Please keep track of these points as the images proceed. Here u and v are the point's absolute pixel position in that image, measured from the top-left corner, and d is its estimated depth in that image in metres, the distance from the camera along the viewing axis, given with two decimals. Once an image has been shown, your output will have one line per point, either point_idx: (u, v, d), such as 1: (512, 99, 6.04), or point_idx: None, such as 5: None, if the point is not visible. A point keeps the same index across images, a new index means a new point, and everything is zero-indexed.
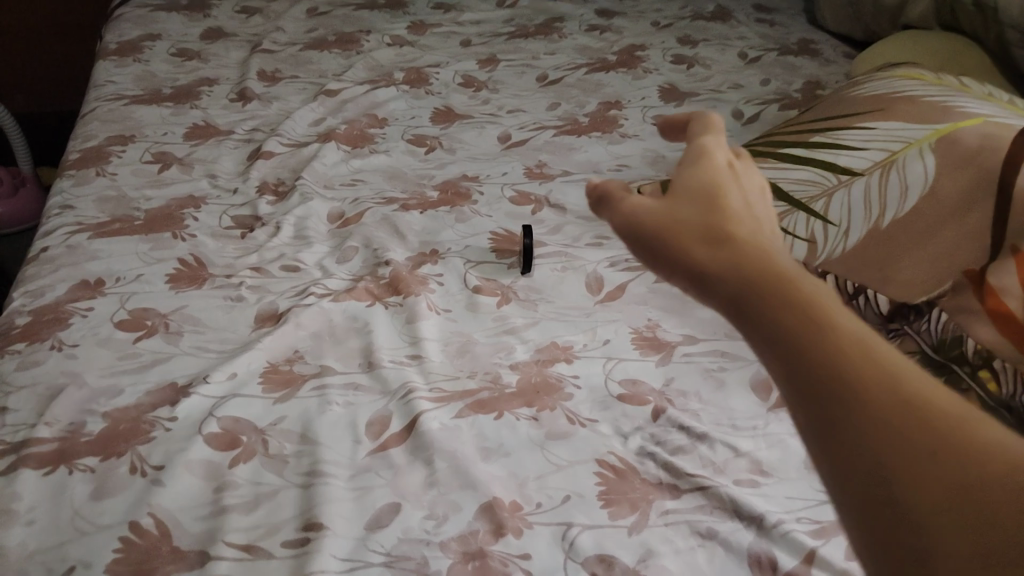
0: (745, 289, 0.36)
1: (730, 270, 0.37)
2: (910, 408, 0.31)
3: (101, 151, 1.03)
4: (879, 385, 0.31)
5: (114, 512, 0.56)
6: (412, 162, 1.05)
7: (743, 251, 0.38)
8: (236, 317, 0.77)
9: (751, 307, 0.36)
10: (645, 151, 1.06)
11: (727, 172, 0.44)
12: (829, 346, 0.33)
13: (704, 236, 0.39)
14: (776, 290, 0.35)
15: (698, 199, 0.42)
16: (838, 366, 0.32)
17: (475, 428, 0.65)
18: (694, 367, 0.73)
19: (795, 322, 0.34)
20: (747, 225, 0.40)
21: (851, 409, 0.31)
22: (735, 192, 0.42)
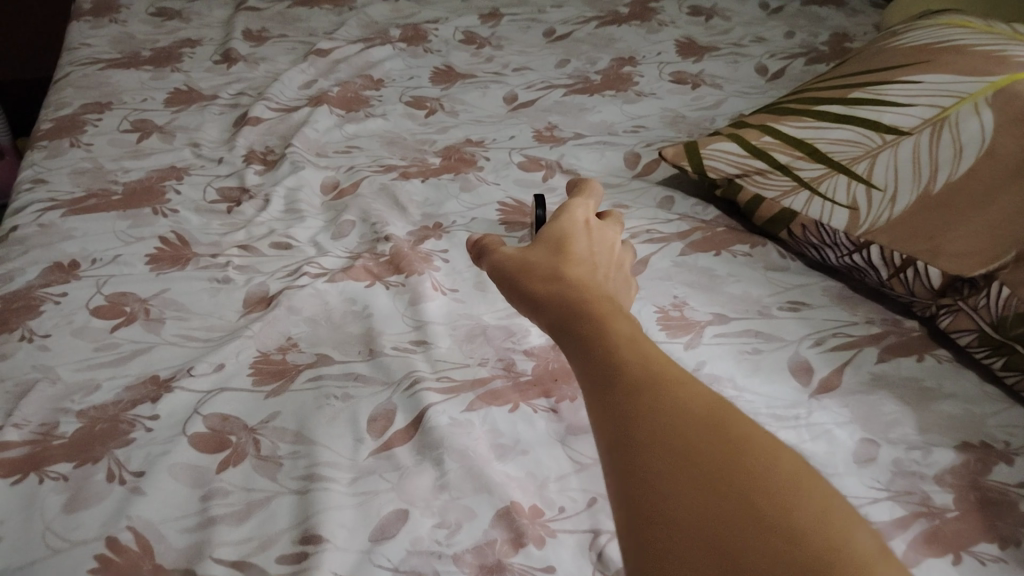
0: (554, 300, 0.48)
1: (546, 288, 0.49)
2: (655, 394, 0.38)
3: (75, 120, 0.95)
4: (632, 369, 0.40)
5: (88, 525, 0.50)
6: (412, 127, 0.97)
7: (561, 275, 0.50)
8: (223, 301, 0.70)
9: (552, 312, 0.48)
10: (663, 111, 0.98)
11: (577, 228, 0.57)
12: (604, 339, 0.43)
13: (540, 267, 0.52)
14: (577, 297, 0.47)
15: (546, 246, 0.54)
16: (604, 354, 0.42)
17: (488, 422, 0.59)
18: (726, 350, 0.67)
19: (575, 317, 0.45)
20: (574, 260, 0.52)
21: (611, 391, 0.39)
22: (578, 235, 0.56)
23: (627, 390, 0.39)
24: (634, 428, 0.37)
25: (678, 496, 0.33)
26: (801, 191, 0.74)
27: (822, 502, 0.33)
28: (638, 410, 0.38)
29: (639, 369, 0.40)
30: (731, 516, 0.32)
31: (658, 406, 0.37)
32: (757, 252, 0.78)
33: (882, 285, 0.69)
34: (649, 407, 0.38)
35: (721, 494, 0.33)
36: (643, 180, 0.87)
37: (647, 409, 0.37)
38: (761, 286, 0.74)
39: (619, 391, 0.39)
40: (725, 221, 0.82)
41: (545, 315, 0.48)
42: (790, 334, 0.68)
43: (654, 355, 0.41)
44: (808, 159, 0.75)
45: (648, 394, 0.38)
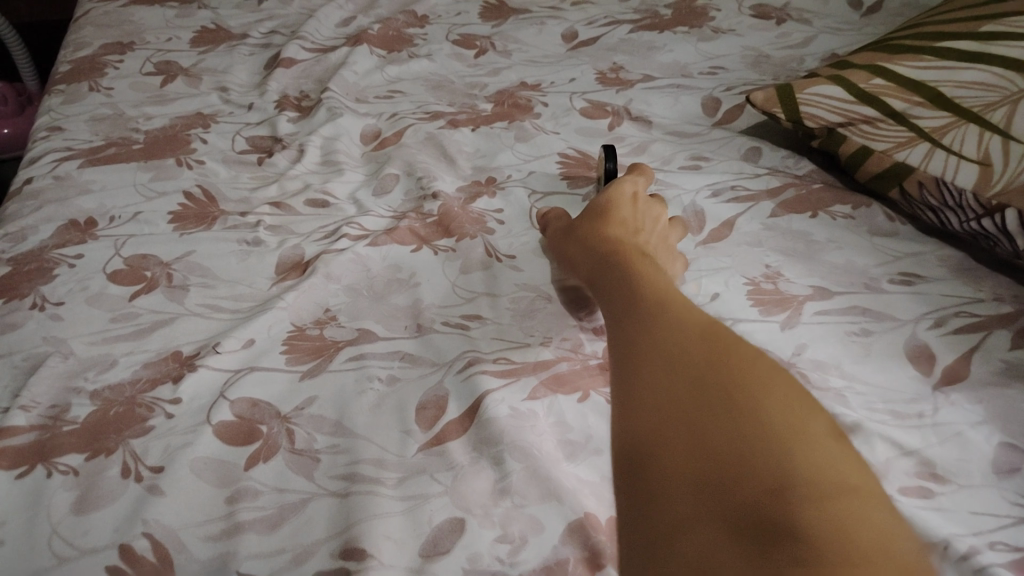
0: (592, 256, 0.53)
1: (588, 246, 0.54)
2: (660, 310, 0.43)
3: (95, 61, 0.87)
4: (644, 298, 0.45)
5: (99, 530, 0.44)
6: (460, 68, 0.87)
7: (601, 235, 0.54)
8: (253, 266, 0.62)
9: (590, 266, 0.53)
10: (744, 50, 0.87)
11: (625, 194, 0.60)
12: (627, 278, 0.48)
13: (586, 230, 0.56)
14: (610, 252, 0.52)
15: (595, 212, 0.58)
16: (625, 288, 0.47)
17: (554, 413, 0.51)
18: (830, 330, 0.57)
19: (609, 266, 0.51)
20: (616, 223, 0.56)
21: (625, 313, 0.45)
22: (626, 199, 0.59)
23: (638, 313, 0.44)
24: (641, 338, 0.42)
25: (669, 399, 0.37)
26: (919, 143, 0.63)
27: (792, 397, 0.36)
28: (642, 326, 0.43)
29: (649, 297, 0.45)
30: (708, 405, 0.36)
31: (661, 323, 0.42)
32: (860, 214, 0.67)
33: (1015, 257, 0.58)
34: (655, 321, 0.43)
35: (704, 396, 0.37)
36: (725, 129, 0.77)
37: (654, 324, 0.42)
38: (867, 255, 0.63)
39: (631, 314, 0.45)
40: (821, 177, 0.71)
41: (584, 266, 0.54)
42: (906, 312, 0.58)
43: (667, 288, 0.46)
44: (928, 106, 0.64)
45: (656, 313, 0.43)
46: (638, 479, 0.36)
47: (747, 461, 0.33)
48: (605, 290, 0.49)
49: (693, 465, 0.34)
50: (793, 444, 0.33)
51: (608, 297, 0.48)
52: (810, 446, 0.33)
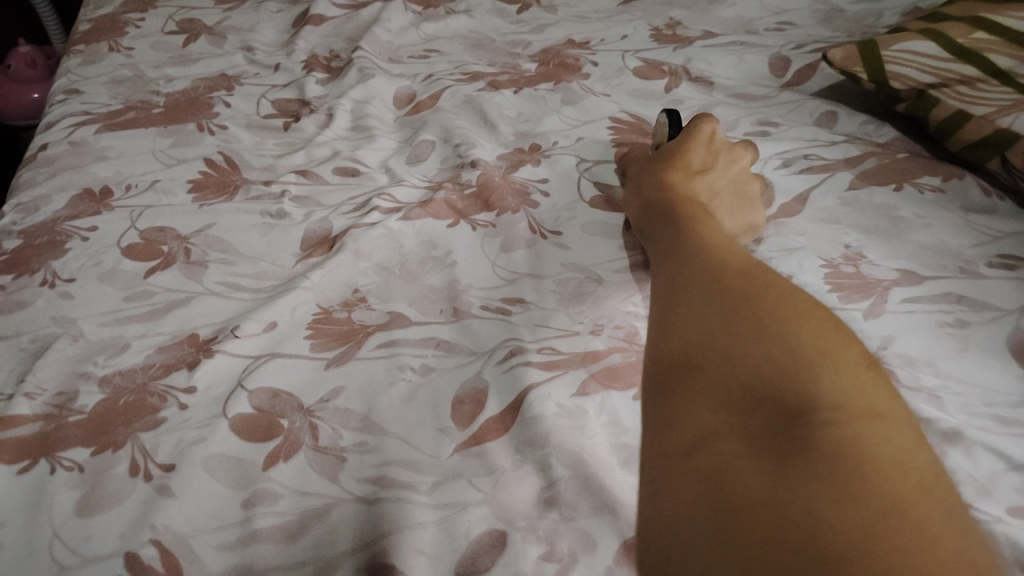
0: (647, 203, 0.51)
1: (647, 192, 0.52)
2: (707, 248, 0.42)
3: (116, 20, 0.82)
4: (692, 236, 0.44)
5: (104, 535, 0.40)
6: (501, 25, 0.81)
7: (663, 181, 0.51)
8: (277, 241, 0.58)
9: (645, 212, 0.51)
10: (815, 5, 0.79)
11: (703, 138, 0.55)
12: (681, 222, 0.46)
13: (647, 175, 0.53)
14: (669, 201, 0.49)
15: (663, 157, 0.54)
16: (676, 230, 0.46)
17: (606, 411, 0.45)
18: (922, 320, 0.50)
19: (667, 213, 0.49)
20: (680, 169, 0.52)
21: (672, 250, 0.44)
22: (703, 146, 0.55)
23: (686, 251, 0.43)
24: (683, 272, 0.41)
25: (706, 322, 0.36)
26: None
27: (827, 333, 0.35)
28: (686, 261, 0.42)
29: (700, 236, 0.44)
30: (741, 329, 0.35)
31: (707, 259, 0.41)
32: (952, 188, 0.60)
33: None
34: (699, 257, 0.42)
35: (739, 320, 0.36)
36: (795, 92, 0.69)
37: (698, 259, 0.41)
38: (962, 233, 0.56)
39: (677, 250, 0.44)
40: (906, 146, 0.63)
41: (638, 211, 0.52)
42: (1010, 300, 0.51)
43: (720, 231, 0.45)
44: None
45: (702, 249, 0.42)
46: (666, 397, 0.34)
47: (773, 379, 0.32)
48: (657, 234, 0.48)
49: (720, 378, 0.33)
50: (823, 367, 0.32)
51: (659, 240, 0.47)
52: (839, 373, 0.32)
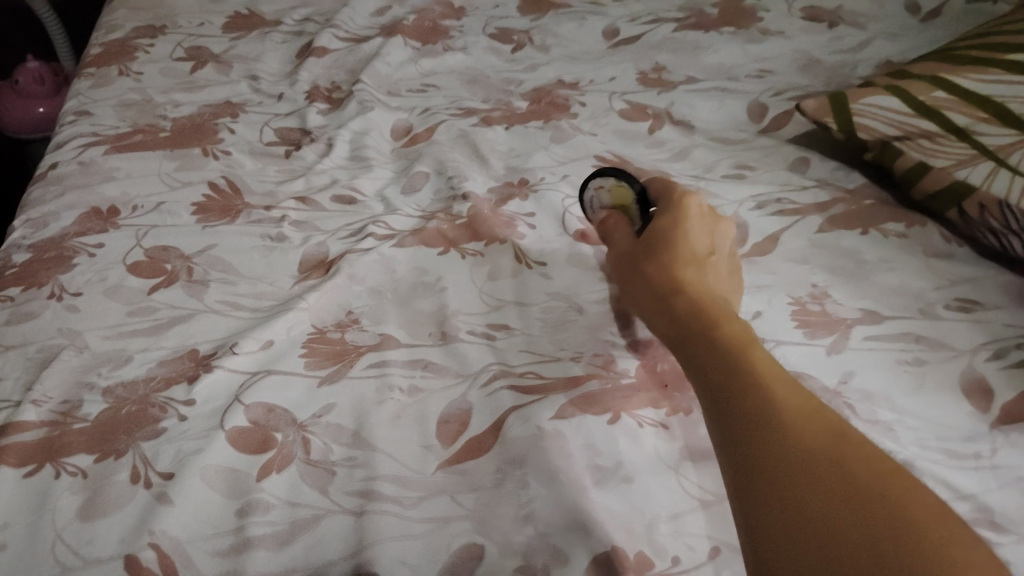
0: (655, 292, 0.47)
1: (654, 278, 0.48)
2: (755, 372, 0.39)
3: (126, 45, 0.86)
4: (718, 331, 0.42)
5: (105, 540, 0.42)
6: (496, 63, 0.84)
7: (671, 269, 0.48)
8: (275, 263, 0.60)
9: (653, 304, 0.47)
10: (795, 53, 0.83)
11: (698, 215, 0.52)
12: (703, 315, 0.43)
13: (652, 262, 0.50)
14: (681, 290, 0.46)
15: (661, 240, 0.51)
16: (695, 325, 0.43)
17: (582, 434, 0.47)
18: (881, 357, 0.53)
19: (680, 303, 0.45)
20: (688, 260, 0.49)
21: (697, 353, 0.42)
22: (698, 224, 0.52)
23: (716, 351, 0.41)
24: (724, 381, 0.39)
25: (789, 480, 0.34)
26: (983, 161, 0.59)
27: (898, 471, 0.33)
28: (719, 366, 0.40)
29: (728, 331, 0.42)
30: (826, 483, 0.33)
31: (744, 361, 0.39)
32: (915, 233, 0.63)
33: None
34: (733, 359, 0.40)
35: (820, 473, 0.34)
36: (771, 137, 0.73)
37: (733, 364, 0.39)
38: (922, 277, 0.60)
39: (704, 352, 0.41)
40: (873, 191, 0.67)
41: (644, 302, 0.48)
42: (964, 342, 0.54)
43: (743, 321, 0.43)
44: (994, 122, 0.60)
45: (733, 350, 0.40)
46: (759, 543, 0.33)
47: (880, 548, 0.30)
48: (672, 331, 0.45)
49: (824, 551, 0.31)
50: (921, 524, 0.31)
51: (677, 339, 0.44)
52: (938, 529, 0.31)
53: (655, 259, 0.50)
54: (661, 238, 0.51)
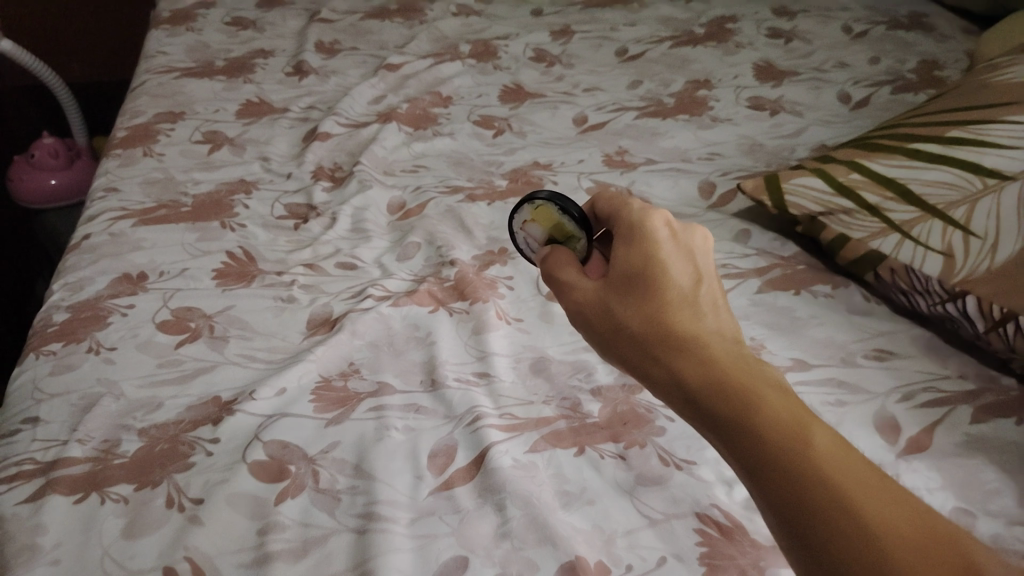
0: (647, 353, 0.44)
1: (642, 334, 0.45)
2: (784, 429, 0.37)
3: (149, 129, 0.96)
4: (735, 398, 0.39)
5: (146, 554, 0.50)
6: (480, 146, 0.96)
7: (660, 320, 0.45)
8: (286, 322, 0.69)
9: (648, 365, 0.44)
10: (741, 138, 0.95)
11: (670, 240, 0.49)
12: (714, 377, 0.41)
13: (633, 310, 0.46)
14: (681, 349, 0.43)
15: (639, 282, 0.47)
16: (710, 393, 0.40)
17: (552, 465, 0.57)
18: (808, 399, 0.62)
19: (685, 368, 0.42)
20: (677, 304, 0.45)
21: (718, 425, 0.39)
22: (674, 252, 0.48)
23: (737, 422, 0.38)
24: (762, 460, 0.37)
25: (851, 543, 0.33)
26: (891, 233, 0.70)
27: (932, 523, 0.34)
28: (750, 440, 0.38)
29: (748, 395, 0.39)
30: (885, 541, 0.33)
31: (774, 430, 0.37)
32: (840, 294, 0.74)
33: (976, 338, 0.65)
34: (762, 431, 0.37)
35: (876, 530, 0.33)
36: (719, 211, 0.84)
37: (761, 439, 0.37)
38: (845, 331, 0.70)
39: (727, 424, 0.39)
40: (806, 259, 0.78)
41: (636, 361, 0.45)
42: (878, 386, 0.64)
43: (754, 369, 0.41)
44: (899, 200, 0.71)
45: (758, 419, 0.38)
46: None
47: None
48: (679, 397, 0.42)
49: None
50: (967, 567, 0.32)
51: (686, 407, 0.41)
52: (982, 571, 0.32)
53: (636, 310, 0.46)
54: (637, 282, 0.47)
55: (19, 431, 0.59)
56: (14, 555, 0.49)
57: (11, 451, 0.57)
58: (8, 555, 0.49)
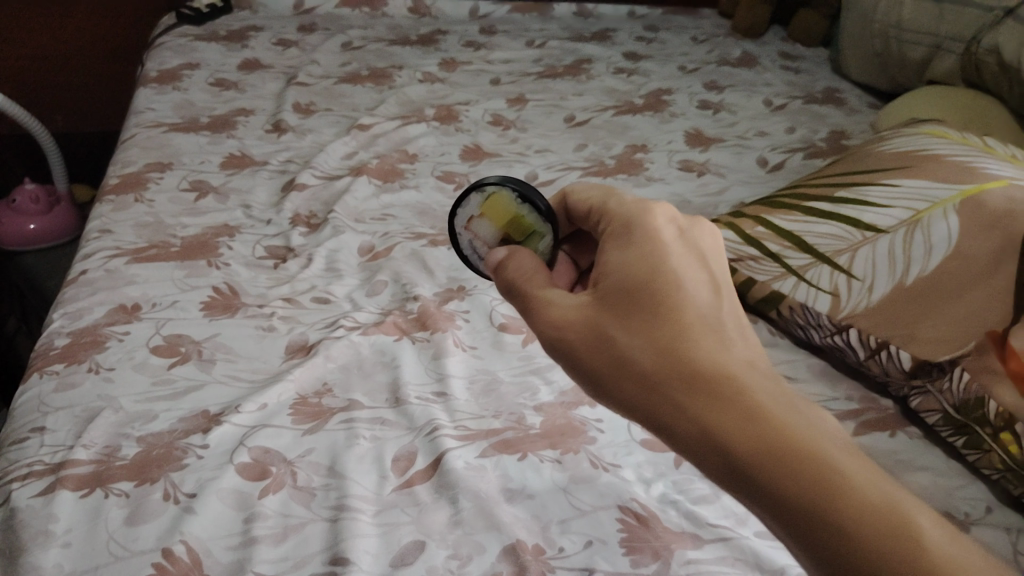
0: (660, 387, 0.47)
1: (655, 368, 0.47)
2: (803, 460, 0.41)
3: (140, 178, 1.05)
4: (772, 441, 0.42)
5: (147, 538, 0.58)
6: (442, 199, 1.07)
7: (675, 352, 0.47)
8: (268, 347, 0.78)
9: (661, 400, 0.46)
10: (671, 195, 1.08)
11: (677, 254, 0.52)
12: (745, 417, 0.43)
13: (638, 338, 0.48)
14: (702, 384, 0.45)
15: (641, 304, 0.49)
16: (742, 435, 0.43)
17: (499, 468, 0.66)
18: None
19: (707, 406, 0.44)
20: (681, 327, 0.48)
21: (748, 467, 0.42)
22: (680, 268, 0.51)
23: (777, 466, 0.41)
24: (783, 490, 0.41)
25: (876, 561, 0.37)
26: (789, 276, 0.82)
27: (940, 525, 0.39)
28: (797, 487, 0.40)
29: (785, 436, 0.42)
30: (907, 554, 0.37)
31: (817, 471, 0.40)
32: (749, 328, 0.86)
33: (859, 365, 0.77)
34: (807, 475, 0.40)
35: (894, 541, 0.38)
36: None
37: (806, 483, 0.40)
38: None
39: (765, 469, 0.41)
40: None
41: (646, 397, 0.47)
42: None
43: (782, 404, 0.44)
44: (796, 249, 0.84)
45: (801, 463, 0.41)
46: None
47: None
48: (702, 439, 0.44)
49: None
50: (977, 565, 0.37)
51: (710, 450, 0.44)
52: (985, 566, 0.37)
53: (641, 338, 0.48)
54: (635, 307, 0.49)
55: (27, 438, 0.66)
56: (30, 539, 0.57)
57: (21, 455, 0.65)
58: (24, 540, 0.57)
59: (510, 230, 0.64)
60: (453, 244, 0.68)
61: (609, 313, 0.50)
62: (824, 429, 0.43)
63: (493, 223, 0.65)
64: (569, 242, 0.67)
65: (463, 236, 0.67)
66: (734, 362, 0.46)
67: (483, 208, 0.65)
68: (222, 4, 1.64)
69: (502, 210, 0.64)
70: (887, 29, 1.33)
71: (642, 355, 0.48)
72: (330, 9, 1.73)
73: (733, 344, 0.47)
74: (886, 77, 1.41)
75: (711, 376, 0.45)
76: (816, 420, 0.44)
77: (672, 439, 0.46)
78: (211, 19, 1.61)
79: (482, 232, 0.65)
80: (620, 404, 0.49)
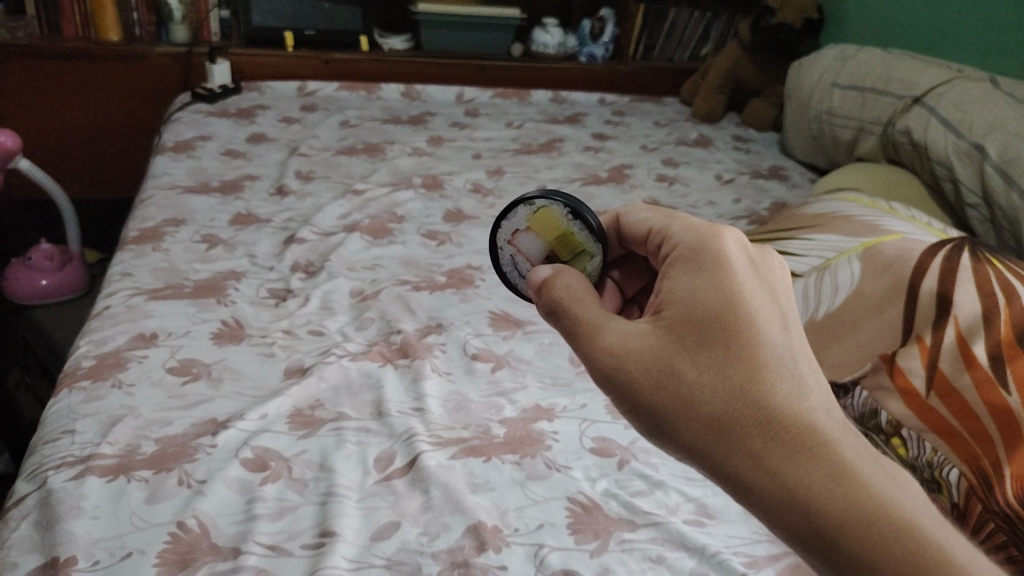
0: (733, 432, 0.48)
1: (727, 411, 0.48)
2: (880, 520, 0.42)
3: (157, 231, 1.18)
4: (858, 502, 0.43)
5: (163, 514, 0.68)
6: (426, 253, 1.21)
7: (748, 396, 0.48)
8: (268, 369, 0.90)
9: (731, 443, 0.48)
10: None
11: (749, 285, 0.53)
12: (827, 475, 0.45)
13: (711, 382, 0.50)
14: (778, 432, 0.47)
15: (714, 344, 0.51)
16: (825, 492, 0.44)
17: (466, 467, 0.77)
18: None
19: (784, 457, 0.46)
20: (757, 370, 0.49)
21: (824, 523, 0.44)
22: (752, 302, 0.52)
23: (865, 532, 0.42)
24: (857, 550, 0.42)
25: None
26: None
27: None
28: (885, 554, 0.42)
29: (872, 501, 0.43)
30: None
31: (907, 538, 0.42)
32: None
33: None
34: (894, 542, 0.42)
35: None
36: None
37: (889, 551, 0.42)
38: None
39: (853, 537, 0.43)
40: None
41: (714, 439, 0.49)
42: None
43: (871, 463, 0.45)
44: None
45: (889, 529, 0.42)
46: None
47: None
48: (778, 494, 0.45)
49: None
50: None
51: (787, 503, 0.45)
52: None
53: (712, 377, 0.50)
54: (708, 345, 0.51)
55: (59, 437, 0.76)
56: (64, 512, 0.67)
57: (54, 450, 0.75)
58: (59, 513, 0.67)
59: (559, 246, 0.68)
60: (495, 258, 0.72)
61: (678, 348, 0.52)
62: (910, 493, 0.44)
63: (541, 233, 0.69)
64: (618, 269, 0.71)
65: (505, 251, 0.71)
66: (813, 410, 0.47)
67: (530, 222, 0.70)
68: (233, 86, 1.83)
69: (553, 224, 0.69)
70: (821, 116, 1.55)
71: (714, 394, 0.49)
72: (331, 92, 1.92)
73: (810, 389, 0.48)
74: (823, 156, 1.60)
75: (788, 425, 0.47)
76: (899, 475, 0.45)
77: (742, 489, 0.47)
78: (223, 99, 1.79)
79: (526, 246, 0.70)
80: (684, 445, 0.50)
